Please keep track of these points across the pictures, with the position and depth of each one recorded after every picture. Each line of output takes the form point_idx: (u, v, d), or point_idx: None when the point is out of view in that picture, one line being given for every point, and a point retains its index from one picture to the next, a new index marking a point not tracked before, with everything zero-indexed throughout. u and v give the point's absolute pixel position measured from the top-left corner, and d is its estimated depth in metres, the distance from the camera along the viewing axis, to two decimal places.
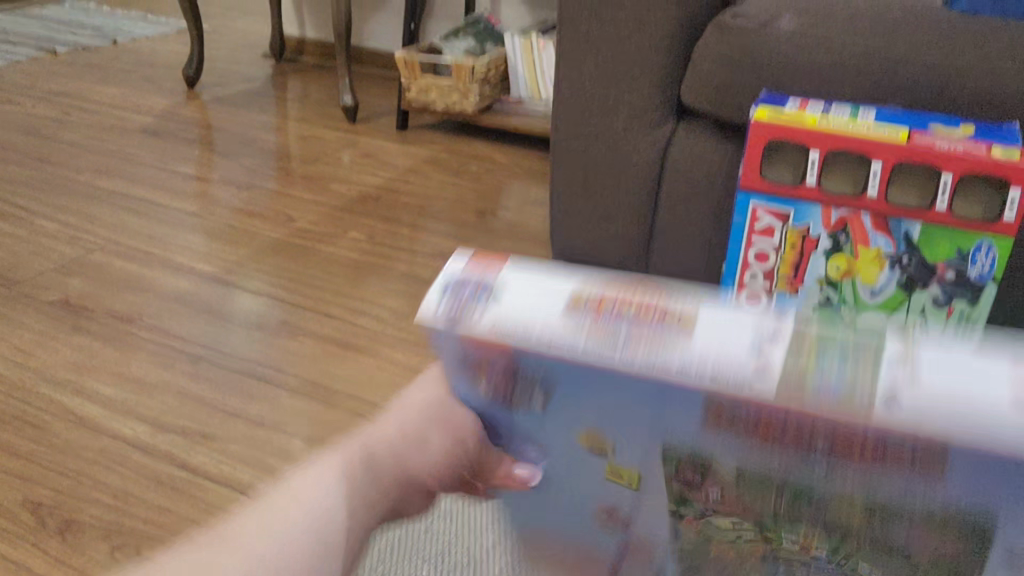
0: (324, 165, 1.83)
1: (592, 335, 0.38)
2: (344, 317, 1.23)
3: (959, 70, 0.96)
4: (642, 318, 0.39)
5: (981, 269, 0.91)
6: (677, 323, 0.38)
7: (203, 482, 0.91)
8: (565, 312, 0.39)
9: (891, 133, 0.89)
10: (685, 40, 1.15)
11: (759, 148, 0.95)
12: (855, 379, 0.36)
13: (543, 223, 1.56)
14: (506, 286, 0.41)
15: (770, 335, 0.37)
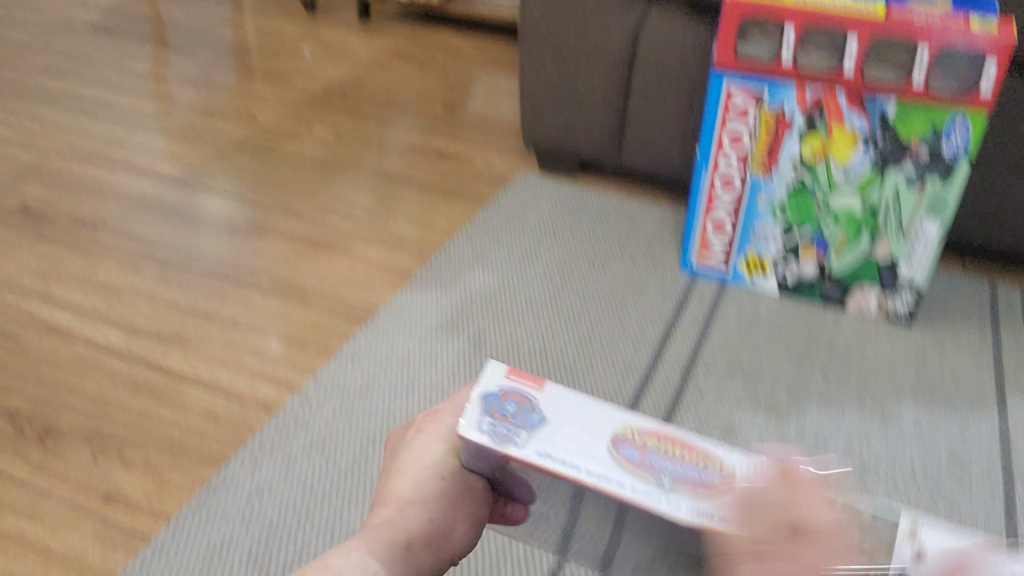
0: (284, 60, 1.77)
1: (643, 475, 0.42)
2: (315, 215, 1.21)
3: None
4: (690, 465, 0.42)
5: (956, 144, 0.90)
6: (717, 472, 0.42)
7: (181, 385, 0.91)
8: (618, 451, 0.43)
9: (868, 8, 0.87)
10: None
11: (734, 27, 0.92)
12: (871, 547, 0.40)
13: (513, 113, 1.53)
14: (555, 414, 0.45)
15: (808, 496, 0.41)
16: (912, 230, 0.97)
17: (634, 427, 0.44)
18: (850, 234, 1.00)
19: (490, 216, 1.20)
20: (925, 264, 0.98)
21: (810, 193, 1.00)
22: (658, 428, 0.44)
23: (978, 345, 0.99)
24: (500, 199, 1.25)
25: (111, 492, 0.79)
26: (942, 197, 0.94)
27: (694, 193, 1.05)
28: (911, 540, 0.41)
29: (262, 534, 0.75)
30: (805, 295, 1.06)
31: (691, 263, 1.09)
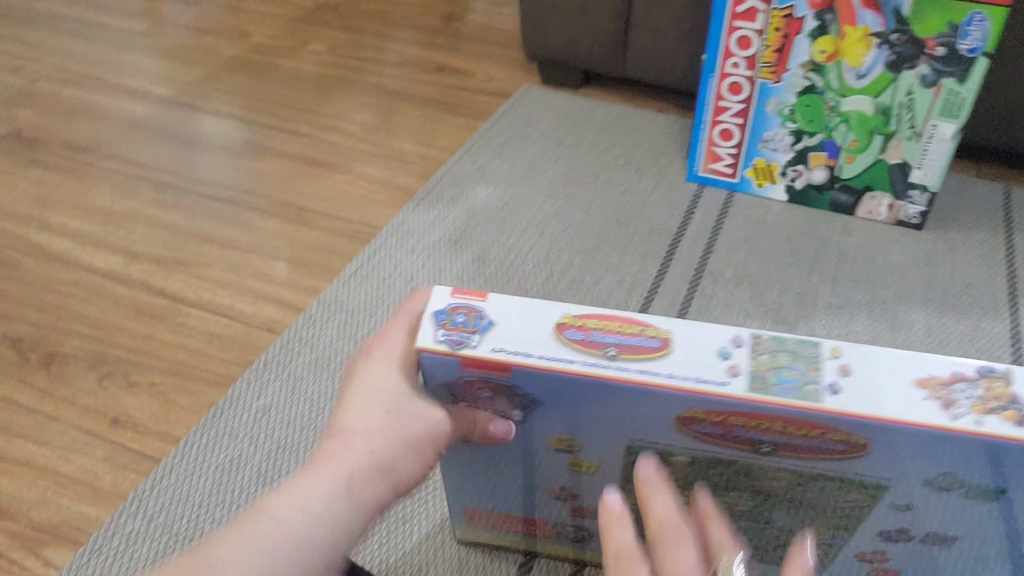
0: None
1: (591, 355, 0.41)
2: (313, 134, 1.19)
3: None
4: (630, 334, 0.42)
5: (973, 42, 0.86)
6: (655, 335, 0.42)
7: (184, 308, 0.90)
8: (561, 337, 0.42)
9: None
10: None
11: None
12: (804, 376, 0.41)
13: (514, 23, 1.48)
14: (501, 313, 0.43)
15: (733, 340, 0.42)
16: (925, 132, 0.94)
17: (572, 312, 0.43)
18: (861, 138, 0.98)
19: (491, 130, 1.17)
20: (938, 167, 0.95)
21: (820, 97, 0.96)
22: (592, 308, 0.43)
23: (990, 248, 0.97)
24: (501, 112, 1.22)
25: (118, 416, 0.79)
26: (957, 98, 0.90)
27: (701, 100, 1.02)
28: (836, 363, 0.41)
29: (265, 460, 0.75)
30: (814, 202, 1.04)
31: (697, 172, 1.07)
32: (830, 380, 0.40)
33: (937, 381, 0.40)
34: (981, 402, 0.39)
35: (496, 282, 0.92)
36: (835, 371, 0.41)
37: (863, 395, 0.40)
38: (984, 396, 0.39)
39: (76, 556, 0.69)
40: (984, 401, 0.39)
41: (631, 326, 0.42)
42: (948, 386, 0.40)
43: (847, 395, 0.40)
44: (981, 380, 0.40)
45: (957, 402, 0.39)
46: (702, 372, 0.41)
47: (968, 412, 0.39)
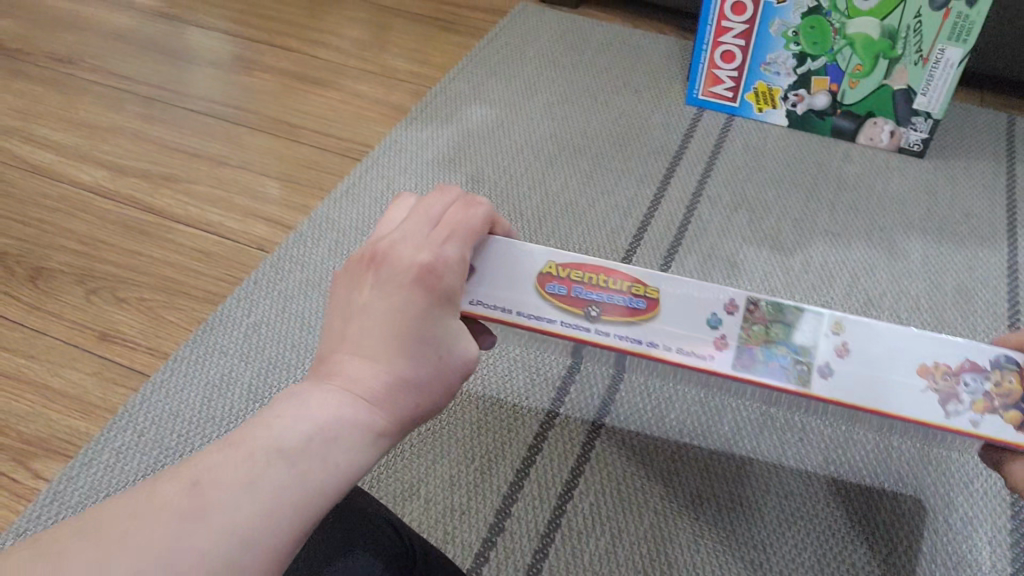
0: None
1: (575, 315, 0.47)
2: (302, 49, 1.15)
3: None
4: (616, 293, 0.47)
5: None
6: (642, 296, 0.47)
7: (170, 225, 0.89)
8: (543, 290, 0.48)
9: None
10: None
11: None
12: (796, 354, 0.46)
13: None
14: (486, 265, 0.48)
15: (726, 305, 0.47)
16: (931, 57, 0.92)
17: (560, 264, 0.48)
18: (865, 63, 0.95)
19: (486, 49, 1.14)
20: (942, 95, 0.94)
21: (826, 19, 0.94)
22: (579, 260, 0.48)
23: (992, 177, 0.96)
24: (496, 31, 1.18)
25: (106, 331, 0.79)
26: (966, 22, 0.88)
27: (703, 21, 0.99)
28: (836, 340, 0.46)
29: (256, 376, 0.75)
30: (815, 128, 1.02)
31: (697, 95, 1.05)
32: (823, 361, 0.45)
33: (943, 369, 0.45)
34: (983, 398, 0.44)
35: (490, 203, 0.91)
36: (834, 350, 0.45)
37: (855, 377, 0.45)
38: (991, 389, 0.44)
39: (67, 468, 0.69)
40: (987, 397, 0.44)
41: (631, 289, 0.47)
42: (954, 376, 0.45)
43: (839, 377, 0.45)
44: (992, 372, 0.45)
45: (958, 397, 0.44)
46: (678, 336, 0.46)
47: (967, 409, 0.44)
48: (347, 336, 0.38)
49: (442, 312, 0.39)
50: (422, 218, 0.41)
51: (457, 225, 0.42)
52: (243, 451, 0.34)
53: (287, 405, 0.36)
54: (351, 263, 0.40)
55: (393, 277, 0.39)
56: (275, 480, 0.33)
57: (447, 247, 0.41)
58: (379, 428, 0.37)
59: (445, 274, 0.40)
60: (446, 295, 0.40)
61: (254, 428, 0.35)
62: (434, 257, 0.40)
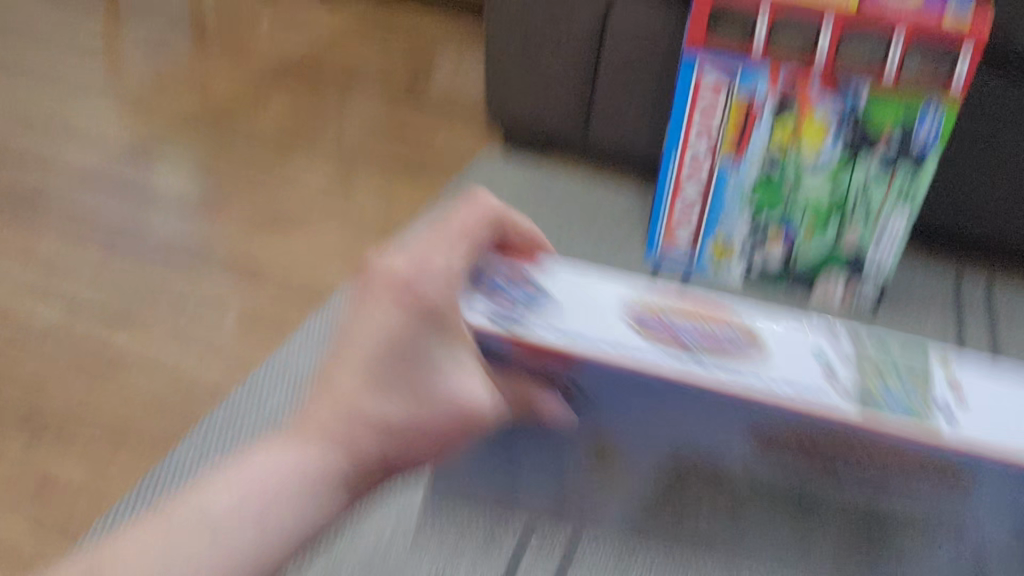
0: (241, 40, 1.82)
1: (676, 347, 0.59)
2: (270, 193, 1.24)
3: None
4: (709, 326, 0.60)
5: (927, 136, 0.95)
6: (742, 330, 0.60)
7: (123, 367, 0.96)
8: (641, 325, 0.61)
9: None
10: None
11: (707, 13, 0.95)
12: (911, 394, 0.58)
13: (476, 95, 1.63)
14: (559, 294, 0.63)
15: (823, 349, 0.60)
16: (881, 218, 1.02)
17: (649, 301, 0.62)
18: (819, 220, 1.04)
19: (449, 198, 1.25)
20: (894, 250, 1.03)
21: (780, 179, 1.02)
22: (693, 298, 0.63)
23: (933, 329, 1.07)
24: (460, 180, 1.29)
25: (48, 474, 0.85)
26: (911, 185, 0.99)
27: (663, 175, 1.07)
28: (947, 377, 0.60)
29: (217, 455, 0.86)
30: (775, 278, 1.09)
31: (658, 245, 1.11)
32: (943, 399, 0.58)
33: None
34: None
35: None
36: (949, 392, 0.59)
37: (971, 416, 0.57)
38: None
39: None
40: None
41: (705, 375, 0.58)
42: None
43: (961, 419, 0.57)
44: None
45: None
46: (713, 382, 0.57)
47: None
48: (355, 352, 0.49)
49: (421, 334, 0.50)
50: (427, 244, 0.52)
51: (441, 249, 0.52)
52: (228, 489, 0.47)
53: (276, 444, 0.48)
54: (374, 277, 0.49)
55: (384, 293, 0.49)
56: (263, 481, 0.47)
57: (444, 260, 0.51)
58: (351, 455, 0.48)
59: (428, 293, 0.49)
60: (428, 321, 0.50)
61: (236, 471, 0.48)
62: (415, 272, 0.50)
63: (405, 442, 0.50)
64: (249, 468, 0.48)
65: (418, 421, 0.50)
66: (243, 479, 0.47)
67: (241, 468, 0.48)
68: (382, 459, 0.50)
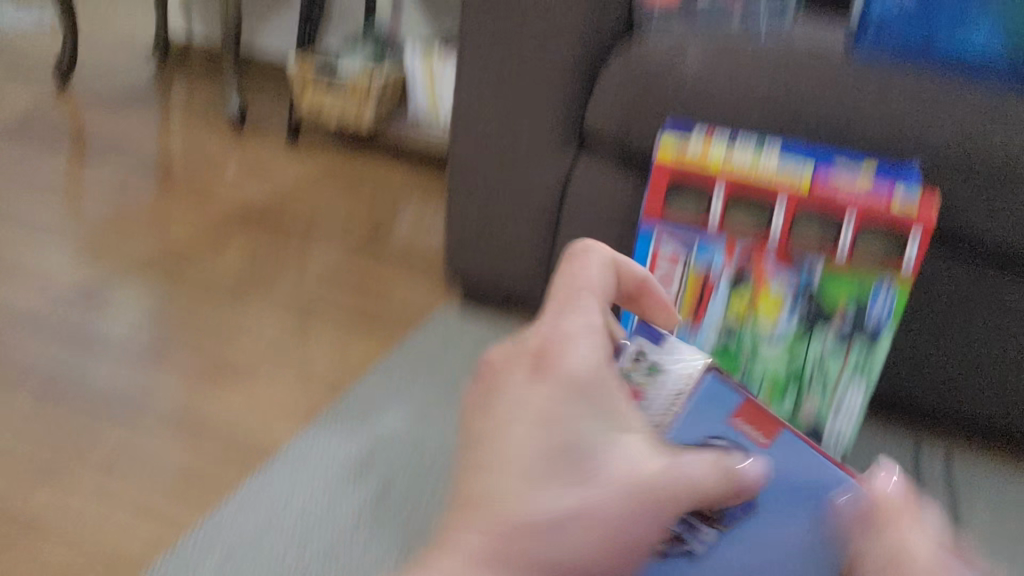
0: (205, 180, 1.86)
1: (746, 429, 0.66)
2: (220, 353, 1.27)
3: (856, 114, 1.05)
4: None
5: (879, 315, 0.97)
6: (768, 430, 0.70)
7: (50, 531, 0.95)
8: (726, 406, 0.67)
9: (795, 180, 0.96)
10: (588, 77, 1.27)
11: (663, 188, 1.00)
12: None
13: (436, 245, 1.67)
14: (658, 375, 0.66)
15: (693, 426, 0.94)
16: (836, 395, 1.01)
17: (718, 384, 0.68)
18: (777, 393, 1.03)
19: (402, 362, 1.29)
20: (849, 428, 1.01)
21: (736, 348, 1.03)
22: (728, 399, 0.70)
23: None
24: (413, 344, 1.33)
25: None
26: (865, 361, 0.99)
27: None
28: None
29: None
30: None
31: None
32: None
33: None
34: None
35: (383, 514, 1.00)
36: None
37: None
38: None
39: None
40: None
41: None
42: None
43: None
44: None
45: None
46: (812, 505, 0.59)
47: None
48: (531, 407, 0.49)
49: (575, 381, 0.51)
50: (546, 329, 0.54)
51: (562, 325, 0.54)
52: (471, 547, 0.44)
53: (487, 505, 0.46)
54: (516, 356, 0.52)
55: (540, 361, 0.51)
56: (514, 533, 0.45)
57: (568, 320, 0.55)
58: (591, 503, 0.47)
59: (560, 349, 0.52)
60: (580, 373, 0.51)
61: (479, 527, 0.45)
62: (542, 340, 0.53)
63: (626, 512, 0.48)
64: (485, 525, 0.45)
65: (625, 466, 0.48)
66: (489, 532, 0.45)
67: (475, 524, 0.45)
68: (613, 526, 0.47)
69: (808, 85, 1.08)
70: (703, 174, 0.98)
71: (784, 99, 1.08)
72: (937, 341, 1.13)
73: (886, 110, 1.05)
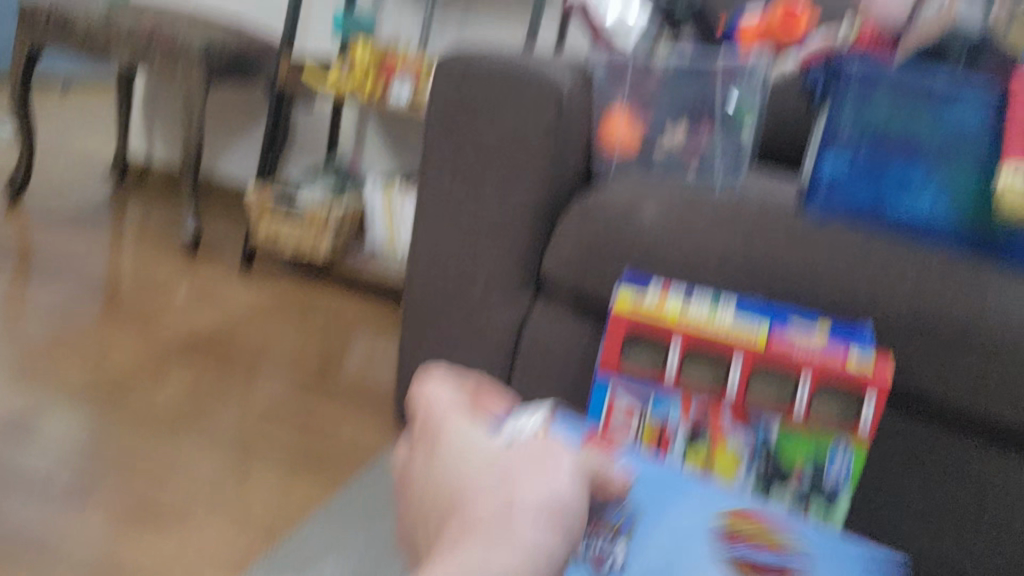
0: (150, 303, 1.82)
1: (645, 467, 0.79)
2: (150, 490, 1.21)
3: (808, 274, 1.08)
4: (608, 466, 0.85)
5: (837, 477, 0.95)
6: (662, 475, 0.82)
7: None
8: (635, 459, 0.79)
9: (751, 336, 0.96)
10: (547, 221, 1.28)
11: (620, 338, 1.00)
12: None
13: (385, 381, 1.63)
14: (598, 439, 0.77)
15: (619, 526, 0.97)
16: None
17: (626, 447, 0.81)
18: None
19: (347, 504, 1.23)
20: None
21: None
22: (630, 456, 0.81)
23: None
24: (359, 485, 1.28)
25: None
26: (824, 524, 0.96)
27: None
28: None
29: None
30: None
31: None
32: None
33: None
34: None
35: None
36: None
37: None
38: None
39: None
40: None
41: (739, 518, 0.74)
42: None
43: None
44: None
45: None
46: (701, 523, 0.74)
47: None
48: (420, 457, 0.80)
49: (435, 421, 0.82)
50: (422, 409, 0.85)
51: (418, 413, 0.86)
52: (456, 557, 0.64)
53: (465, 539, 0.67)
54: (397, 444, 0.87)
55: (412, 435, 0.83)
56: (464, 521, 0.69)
57: (423, 414, 0.84)
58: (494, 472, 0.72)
59: (423, 419, 0.84)
60: (435, 426, 0.81)
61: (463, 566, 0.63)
62: (418, 420, 0.84)
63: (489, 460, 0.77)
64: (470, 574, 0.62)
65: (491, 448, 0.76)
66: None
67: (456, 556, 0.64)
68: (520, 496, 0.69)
69: (763, 241, 1.11)
70: (659, 327, 0.99)
71: (739, 252, 1.10)
72: (904, 504, 1.12)
73: (842, 269, 1.07)
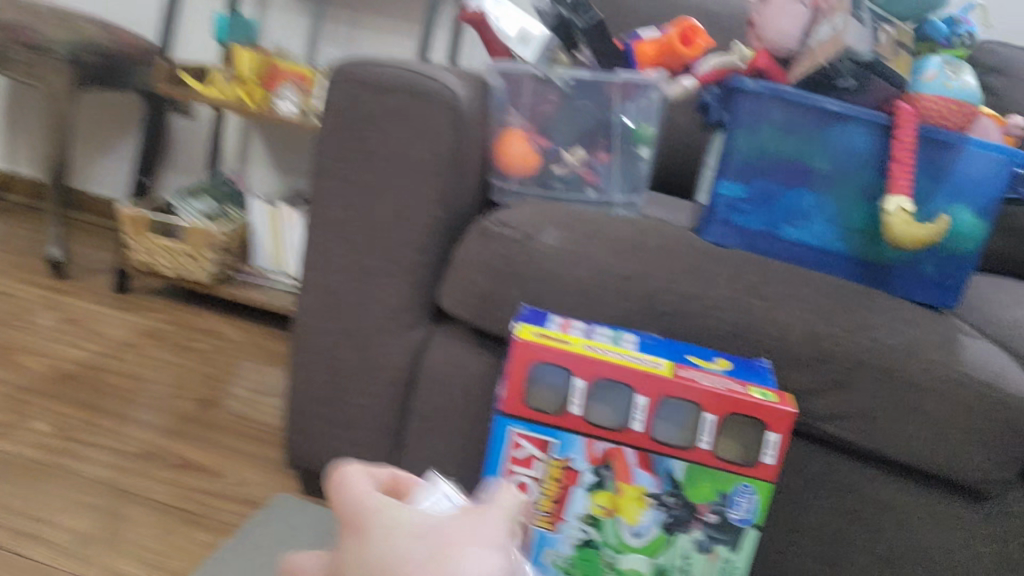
0: (10, 330, 1.67)
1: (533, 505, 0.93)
2: (11, 546, 1.10)
3: (707, 305, 1.08)
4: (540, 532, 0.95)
5: (742, 513, 0.94)
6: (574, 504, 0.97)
7: None
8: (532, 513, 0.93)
9: (656, 366, 0.94)
10: (443, 247, 1.23)
11: (522, 370, 0.96)
12: None
13: (272, 414, 1.55)
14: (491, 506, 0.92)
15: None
16: None
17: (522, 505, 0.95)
18: None
19: (236, 548, 1.15)
20: None
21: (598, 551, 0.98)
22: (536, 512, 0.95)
23: None
24: (248, 528, 1.20)
25: None
26: (729, 563, 0.96)
27: None
28: None
29: None
30: None
31: None
32: None
33: None
34: None
35: None
36: None
37: None
38: None
39: None
40: None
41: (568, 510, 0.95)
42: None
43: None
44: None
45: None
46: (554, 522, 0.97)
47: None
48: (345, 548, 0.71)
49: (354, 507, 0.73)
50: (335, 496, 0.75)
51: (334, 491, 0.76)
52: None
53: None
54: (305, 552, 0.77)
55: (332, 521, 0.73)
56: None
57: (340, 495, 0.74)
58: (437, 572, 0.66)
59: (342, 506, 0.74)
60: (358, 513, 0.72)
61: None
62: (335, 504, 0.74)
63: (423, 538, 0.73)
64: None
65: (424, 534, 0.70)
66: None
67: None
68: None
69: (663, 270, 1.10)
70: (564, 356, 0.94)
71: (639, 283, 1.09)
72: (804, 530, 1.13)
73: (741, 302, 1.08)
